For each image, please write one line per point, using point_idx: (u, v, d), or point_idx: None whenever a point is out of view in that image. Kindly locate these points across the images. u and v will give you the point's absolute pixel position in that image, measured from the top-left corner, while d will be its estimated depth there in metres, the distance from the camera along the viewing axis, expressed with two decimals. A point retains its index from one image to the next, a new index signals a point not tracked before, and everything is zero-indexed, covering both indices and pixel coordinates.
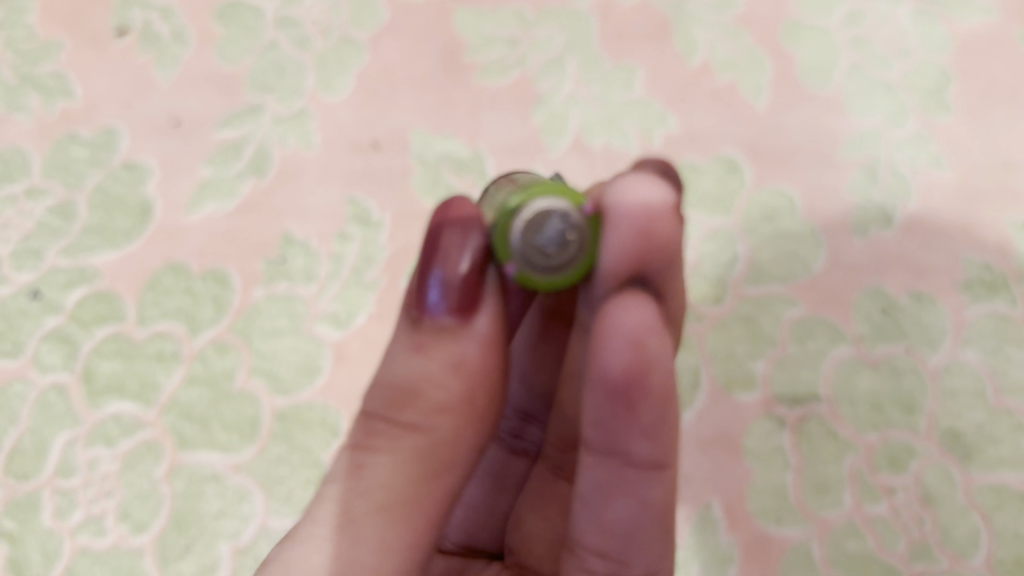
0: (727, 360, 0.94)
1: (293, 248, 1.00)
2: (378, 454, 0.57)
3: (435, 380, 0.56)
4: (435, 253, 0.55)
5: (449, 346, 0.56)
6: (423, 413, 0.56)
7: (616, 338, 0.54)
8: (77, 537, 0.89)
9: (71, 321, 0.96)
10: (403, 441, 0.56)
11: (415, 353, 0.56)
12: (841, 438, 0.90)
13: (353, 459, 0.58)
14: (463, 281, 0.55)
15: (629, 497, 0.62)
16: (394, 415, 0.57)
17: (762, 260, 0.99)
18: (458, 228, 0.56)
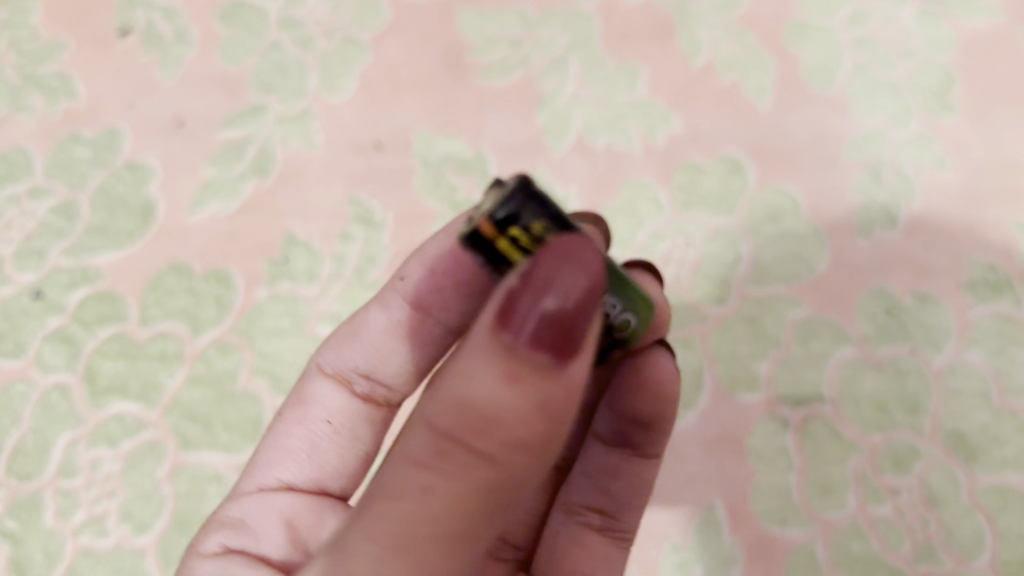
0: (729, 360, 0.94)
1: (296, 249, 1.00)
2: (431, 489, 0.46)
3: (520, 418, 0.45)
4: (549, 290, 0.44)
5: (542, 382, 0.45)
6: (496, 454, 0.46)
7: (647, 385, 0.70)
8: (79, 537, 0.89)
9: (74, 321, 0.96)
10: (473, 474, 0.46)
11: (498, 380, 0.44)
12: (845, 439, 0.90)
13: (403, 480, 0.46)
14: (577, 316, 0.44)
15: (633, 477, 0.78)
16: (456, 450, 0.46)
17: (766, 261, 0.98)
18: (579, 262, 0.45)
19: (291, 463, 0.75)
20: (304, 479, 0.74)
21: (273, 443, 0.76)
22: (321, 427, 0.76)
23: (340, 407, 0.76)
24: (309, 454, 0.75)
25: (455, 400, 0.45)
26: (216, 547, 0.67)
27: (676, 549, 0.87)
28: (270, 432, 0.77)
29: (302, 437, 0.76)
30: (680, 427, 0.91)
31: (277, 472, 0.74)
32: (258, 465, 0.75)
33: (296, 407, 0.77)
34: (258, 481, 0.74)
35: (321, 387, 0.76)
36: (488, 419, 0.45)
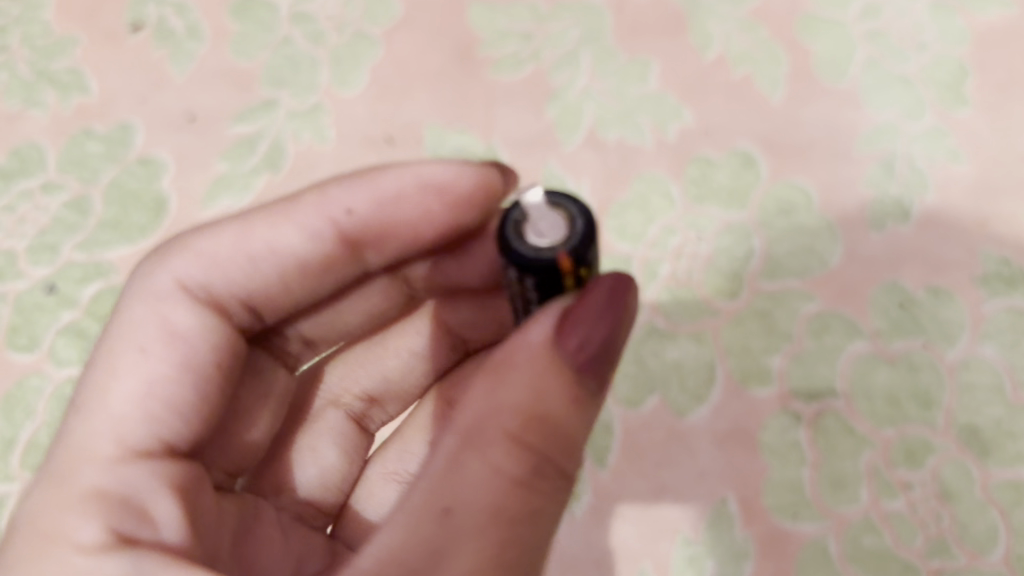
0: (742, 354, 0.93)
1: None
2: (525, 496, 0.55)
3: (576, 432, 0.58)
4: (607, 321, 0.57)
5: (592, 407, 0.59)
6: (562, 465, 0.57)
7: None
8: None
9: (87, 316, 0.97)
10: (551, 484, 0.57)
11: (570, 402, 0.57)
12: (858, 433, 0.90)
13: (500, 493, 0.54)
14: (613, 353, 0.58)
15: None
16: (538, 464, 0.56)
17: (778, 255, 0.98)
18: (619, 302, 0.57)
19: (168, 415, 0.66)
20: (183, 438, 0.67)
21: (133, 381, 0.66)
22: (200, 371, 0.69)
23: (216, 349, 0.71)
24: (183, 403, 0.67)
25: (535, 420, 0.56)
26: (97, 534, 0.56)
27: (688, 544, 0.86)
28: (120, 356, 0.67)
29: (179, 385, 0.67)
30: (692, 421, 0.90)
31: (146, 419, 0.65)
32: (108, 402, 0.65)
33: (159, 337, 0.68)
34: (120, 431, 0.64)
35: (187, 317, 0.70)
36: (561, 433, 0.57)
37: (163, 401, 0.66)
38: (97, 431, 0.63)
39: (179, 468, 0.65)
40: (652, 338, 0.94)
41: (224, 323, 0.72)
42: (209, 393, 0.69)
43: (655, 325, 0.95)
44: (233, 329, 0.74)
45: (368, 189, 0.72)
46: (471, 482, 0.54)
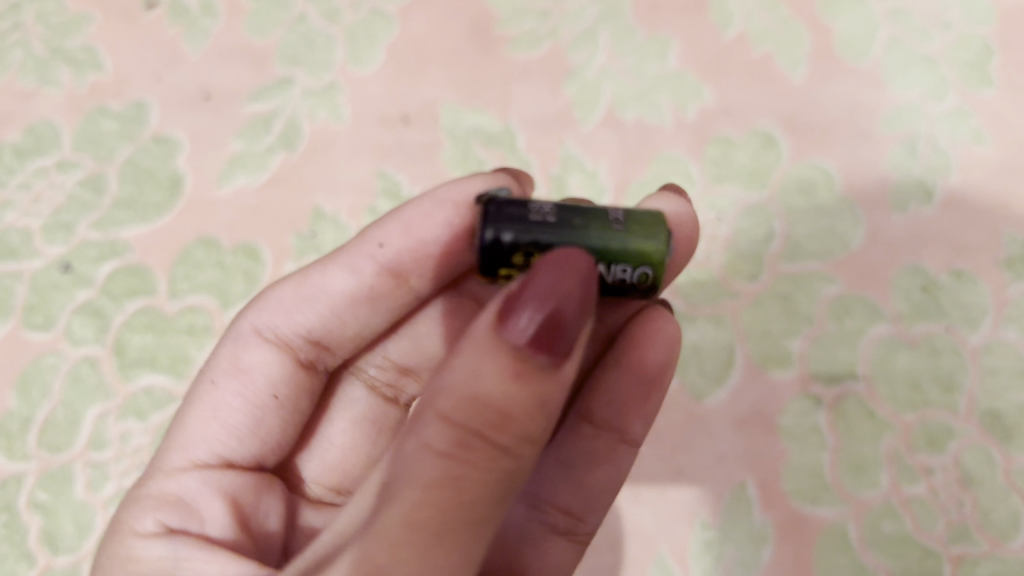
0: (762, 337, 0.91)
1: (324, 223, 1.00)
2: (453, 477, 0.47)
3: (526, 410, 0.48)
4: (555, 297, 0.48)
5: (545, 382, 0.48)
6: (508, 447, 0.48)
7: (659, 340, 0.72)
8: (109, 509, 0.89)
9: (103, 295, 0.96)
10: (494, 462, 0.48)
11: (507, 373, 0.47)
12: (878, 418, 0.89)
13: (427, 467, 0.47)
14: (568, 320, 0.48)
15: (609, 469, 0.75)
16: (471, 443, 0.47)
17: (799, 237, 0.97)
18: (574, 274, 0.49)
19: (229, 439, 0.71)
20: (246, 457, 0.72)
21: (204, 414, 0.72)
22: (263, 402, 0.73)
23: (281, 382, 0.74)
24: (248, 431, 0.72)
25: (464, 394, 0.48)
26: (154, 525, 0.62)
27: (706, 527, 0.84)
28: (203, 396, 0.73)
29: (243, 411, 0.72)
30: (709, 404, 0.89)
31: (214, 444, 0.70)
32: (185, 434, 0.71)
33: (232, 374, 0.73)
34: (190, 455, 0.70)
35: (259, 355, 0.73)
36: (496, 410, 0.47)
37: (229, 430, 0.71)
38: (171, 453, 0.70)
39: (248, 486, 0.69)
40: None
41: (293, 366, 0.75)
42: (269, 421, 0.73)
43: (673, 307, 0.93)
44: (305, 365, 0.75)
45: (399, 223, 0.71)
46: (402, 461, 0.48)
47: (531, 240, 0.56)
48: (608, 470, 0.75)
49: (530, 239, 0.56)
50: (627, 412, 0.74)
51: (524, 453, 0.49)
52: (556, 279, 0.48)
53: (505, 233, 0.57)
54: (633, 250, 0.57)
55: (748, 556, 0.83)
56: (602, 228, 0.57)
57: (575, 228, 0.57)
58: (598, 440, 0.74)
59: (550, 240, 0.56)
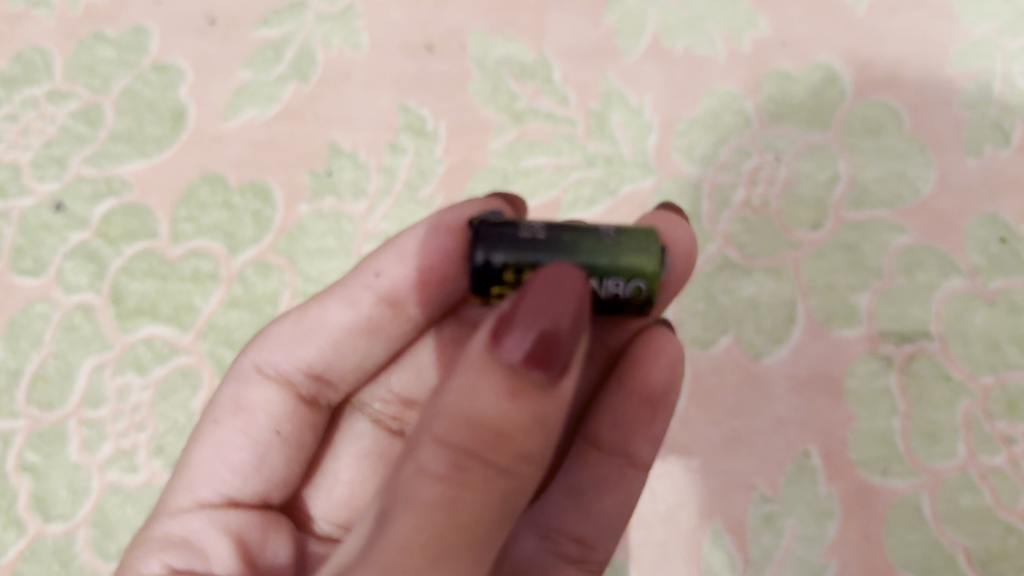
0: (826, 291, 0.83)
1: (341, 161, 0.89)
2: (449, 503, 0.41)
3: (525, 430, 0.42)
4: (547, 312, 0.41)
5: (545, 399, 0.42)
6: (506, 468, 0.42)
7: (662, 356, 0.63)
8: (106, 473, 0.81)
9: (99, 237, 0.88)
10: (492, 485, 0.42)
11: (500, 393, 0.41)
12: (954, 380, 0.80)
13: (419, 496, 0.41)
14: (565, 335, 0.42)
15: (621, 494, 0.64)
16: (464, 466, 0.41)
17: (866, 180, 0.88)
18: (570, 291, 0.42)
19: (231, 477, 0.62)
20: (250, 494, 0.62)
21: (206, 453, 0.63)
22: (267, 439, 0.63)
23: (282, 414, 0.64)
24: (254, 467, 0.63)
25: (456, 416, 0.42)
26: (159, 567, 0.56)
27: (765, 501, 0.76)
28: (202, 438, 0.64)
29: (247, 447, 0.63)
30: (768, 365, 0.80)
31: (218, 483, 0.61)
32: (188, 473, 0.62)
33: (231, 412, 0.64)
34: (195, 495, 0.61)
35: (260, 392, 0.64)
36: (492, 430, 0.41)
37: (234, 467, 0.62)
38: (176, 495, 0.61)
39: (257, 524, 0.60)
40: (724, 271, 0.83)
41: (298, 405, 0.65)
42: (276, 460, 0.64)
43: (727, 257, 0.83)
44: (310, 404, 0.66)
45: (394, 250, 0.64)
46: (394, 489, 0.42)
47: (519, 259, 0.50)
48: (620, 496, 0.64)
49: (519, 258, 0.50)
50: (633, 433, 0.64)
51: (524, 474, 0.43)
52: (547, 292, 0.42)
53: (493, 256, 0.51)
54: (624, 264, 0.51)
55: (812, 532, 0.75)
56: (592, 242, 0.51)
57: (565, 243, 0.51)
58: (606, 464, 0.64)
59: (540, 258, 0.50)
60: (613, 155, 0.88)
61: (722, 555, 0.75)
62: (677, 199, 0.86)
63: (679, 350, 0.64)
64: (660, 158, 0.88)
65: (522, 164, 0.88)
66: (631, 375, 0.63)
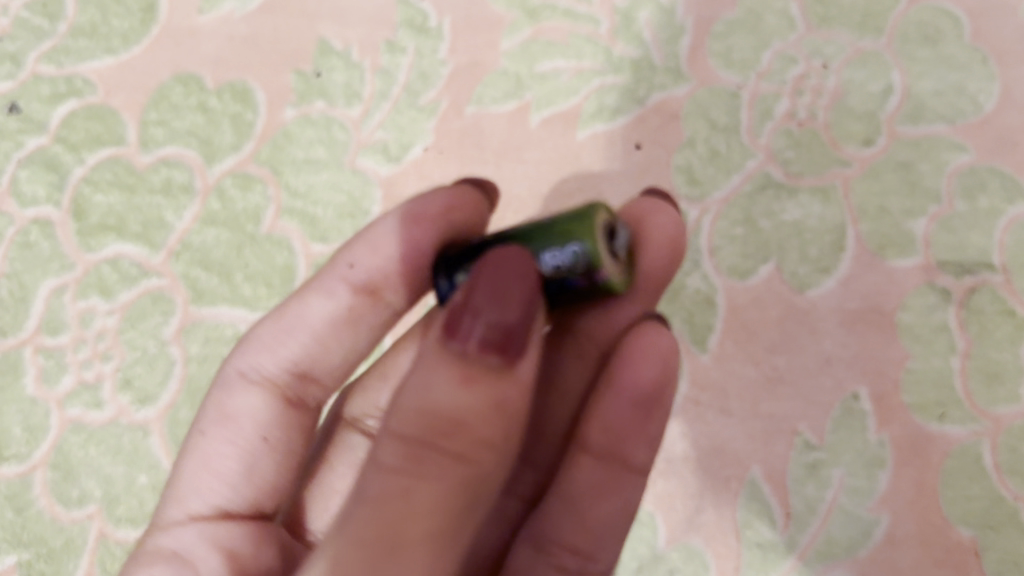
0: (879, 215, 0.72)
1: (331, 60, 0.78)
2: (403, 497, 0.36)
3: (483, 416, 0.38)
4: (488, 297, 0.37)
5: (501, 382, 0.38)
6: (465, 456, 0.38)
7: (649, 355, 0.52)
8: (67, 409, 0.72)
9: (58, 143, 0.77)
10: (448, 476, 0.37)
11: (454, 379, 0.37)
12: (1019, 317, 0.69)
13: (374, 494, 0.37)
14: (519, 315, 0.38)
15: (615, 499, 0.55)
16: (418, 454, 0.37)
17: (923, 93, 0.75)
18: (527, 276, 0.38)
19: (221, 486, 0.54)
20: (243, 504, 0.54)
21: (194, 465, 0.55)
22: (257, 446, 0.55)
23: (272, 418, 0.55)
24: (247, 477, 0.54)
25: (408, 405, 0.37)
26: None
27: (808, 448, 0.68)
28: (189, 448, 0.55)
29: (234, 456, 0.54)
30: (815, 298, 0.71)
31: (208, 494, 0.54)
32: (180, 484, 0.55)
33: (218, 421, 0.55)
34: (186, 508, 0.54)
35: (246, 399, 0.55)
36: (446, 417, 0.37)
37: (224, 477, 0.54)
38: (170, 509, 0.54)
39: (249, 536, 0.53)
40: (766, 191, 0.73)
41: (287, 412, 0.56)
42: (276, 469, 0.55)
43: (769, 175, 0.74)
44: (298, 411, 0.56)
45: (367, 238, 0.53)
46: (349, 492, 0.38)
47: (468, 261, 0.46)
48: (614, 501, 0.55)
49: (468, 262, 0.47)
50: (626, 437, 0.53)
51: (485, 463, 0.39)
52: (501, 274, 0.38)
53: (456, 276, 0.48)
54: (557, 232, 0.44)
55: (861, 483, 0.67)
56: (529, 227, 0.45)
57: (505, 237, 0.45)
58: (598, 470, 0.54)
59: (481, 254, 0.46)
60: (641, 58, 0.77)
61: (760, 507, 0.68)
62: (713, 109, 0.75)
63: (671, 345, 0.52)
64: (694, 62, 0.77)
65: (538, 68, 0.77)
66: (615, 378, 0.52)
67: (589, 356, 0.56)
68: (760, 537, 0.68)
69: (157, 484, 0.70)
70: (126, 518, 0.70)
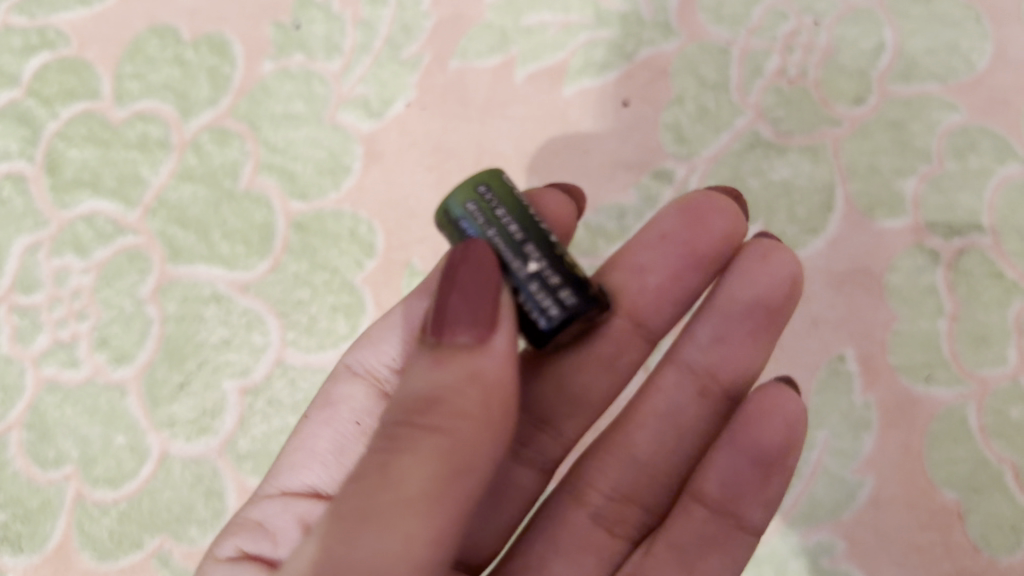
0: (869, 175, 0.71)
1: (311, 12, 0.76)
2: (380, 466, 0.37)
3: (455, 389, 0.39)
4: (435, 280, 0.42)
5: (469, 354, 0.39)
6: (442, 425, 0.38)
7: (775, 415, 0.50)
8: (43, 368, 0.71)
9: (30, 97, 0.75)
10: (422, 441, 0.37)
11: (427, 365, 0.39)
12: (1008, 279, 0.69)
13: (360, 470, 0.38)
14: (473, 291, 0.40)
15: (727, 554, 0.51)
16: (398, 433, 0.38)
17: (915, 51, 0.73)
18: (488, 265, 0.40)
19: (314, 464, 0.53)
20: (330, 486, 0.52)
21: (293, 446, 0.54)
22: (348, 429, 0.53)
23: (369, 404, 0.54)
24: (338, 454, 0.53)
25: (397, 398, 0.40)
26: (233, 551, 0.49)
27: None
28: (294, 434, 0.55)
29: (328, 436, 0.54)
30: (804, 259, 0.70)
31: (302, 475, 0.53)
32: (280, 462, 0.54)
33: (320, 407, 0.55)
34: (281, 484, 0.53)
35: (350, 386, 0.54)
36: (420, 397, 0.39)
37: (317, 456, 0.53)
38: (263, 482, 0.54)
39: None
40: (755, 150, 0.72)
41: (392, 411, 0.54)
42: None
43: (759, 134, 0.72)
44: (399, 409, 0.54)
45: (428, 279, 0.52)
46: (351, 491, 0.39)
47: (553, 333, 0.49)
48: (723, 556, 0.51)
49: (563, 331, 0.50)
50: (744, 490, 0.50)
51: (471, 435, 0.38)
52: (462, 266, 0.40)
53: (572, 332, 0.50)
54: None
55: (846, 445, 0.67)
56: None
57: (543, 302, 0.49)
58: (711, 520, 0.51)
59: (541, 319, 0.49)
60: (629, 12, 0.75)
61: None
62: (703, 65, 0.74)
63: (797, 411, 0.50)
64: (683, 16, 0.75)
65: (523, 22, 0.75)
66: (740, 428, 0.50)
67: (710, 395, 0.54)
68: None
69: (135, 444, 0.69)
70: (103, 479, 0.69)
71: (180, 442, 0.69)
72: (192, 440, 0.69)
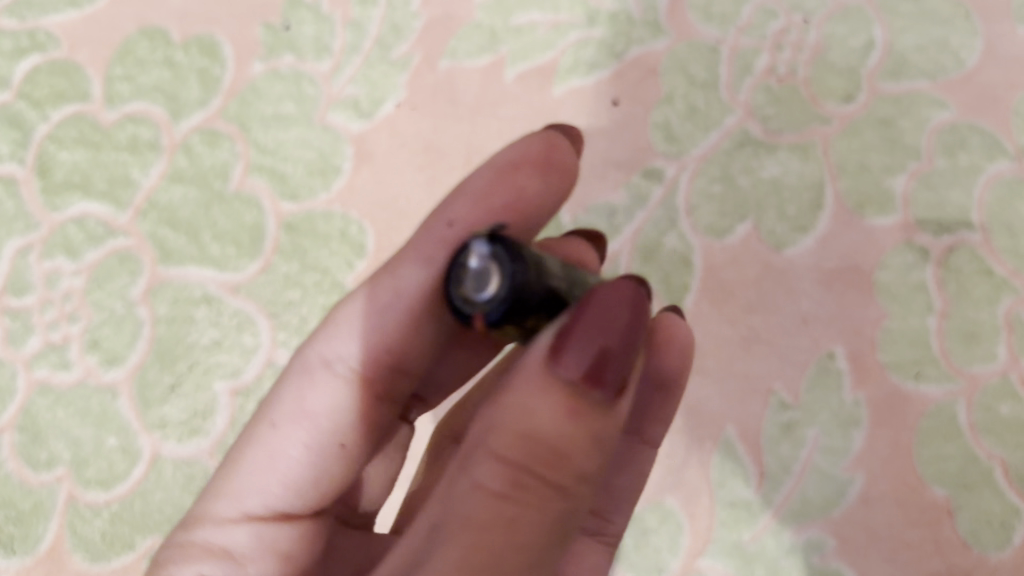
0: (857, 172, 0.71)
1: (300, 11, 0.76)
2: (508, 522, 0.32)
3: (586, 450, 0.33)
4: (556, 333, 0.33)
5: (604, 415, 0.33)
6: (566, 489, 0.33)
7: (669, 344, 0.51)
8: (34, 370, 0.71)
9: (21, 99, 0.76)
10: (547, 506, 0.33)
11: (560, 410, 0.32)
12: (997, 276, 0.69)
13: (476, 519, 0.32)
14: (617, 350, 0.33)
15: (635, 470, 0.55)
16: (521, 485, 0.32)
17: (903, 48, 0.73)
18: (630, 314, 0.34)
19: (279, 484, 0.45)
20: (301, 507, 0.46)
21: (257, 455, 0.45)
22: (328, 447, 0.46)
23: (353, 412, 0.46)
24: (314, 484, 0.46)
25: (512, 427, 0.32)
26: None
27: (784, 408, 0.67)
28: (251, 437, 0.45)
29: (298, 450, 0.45)
30: (795, 255, 0.70)
31: (268, 495, 0.45)
32: (228, 472, 0.45)
33: (292, 415, 0.45)
34: (241, 506, 0.44)
35: (330, 389, 0.46)
36: (552, 448, 0.32)
37: (288, 477, 0.45)
38: (215, 503, 0.45)
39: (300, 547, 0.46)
40: (744, 148, 0.72)
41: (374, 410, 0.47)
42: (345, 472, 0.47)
43: (748, 132, 0.72)
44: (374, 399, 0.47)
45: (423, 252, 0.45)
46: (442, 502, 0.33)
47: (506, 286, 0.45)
48: (633, 473, 0.55)
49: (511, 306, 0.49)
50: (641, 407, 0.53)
51: (581, 498, 0.34)
52: (602, 312, 0.33)
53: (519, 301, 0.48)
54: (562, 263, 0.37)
55: (836, 442, 0.67)
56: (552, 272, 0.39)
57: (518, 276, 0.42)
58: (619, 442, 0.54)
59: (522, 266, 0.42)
60: (619, 11, 0.75)
61: (734, 466, 0.67)
62: (692, 64, 0.74)
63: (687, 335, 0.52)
64: (673, 15, 0.75)
65: (513, 21, 0.75)
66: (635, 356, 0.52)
67: None
68: (733, 495, 0.67)
69: (126, 446, 0.69)
70: (94, 481, 0.69)
71: (171, 443, 0.69)
72: (183, 441, 0.69)
